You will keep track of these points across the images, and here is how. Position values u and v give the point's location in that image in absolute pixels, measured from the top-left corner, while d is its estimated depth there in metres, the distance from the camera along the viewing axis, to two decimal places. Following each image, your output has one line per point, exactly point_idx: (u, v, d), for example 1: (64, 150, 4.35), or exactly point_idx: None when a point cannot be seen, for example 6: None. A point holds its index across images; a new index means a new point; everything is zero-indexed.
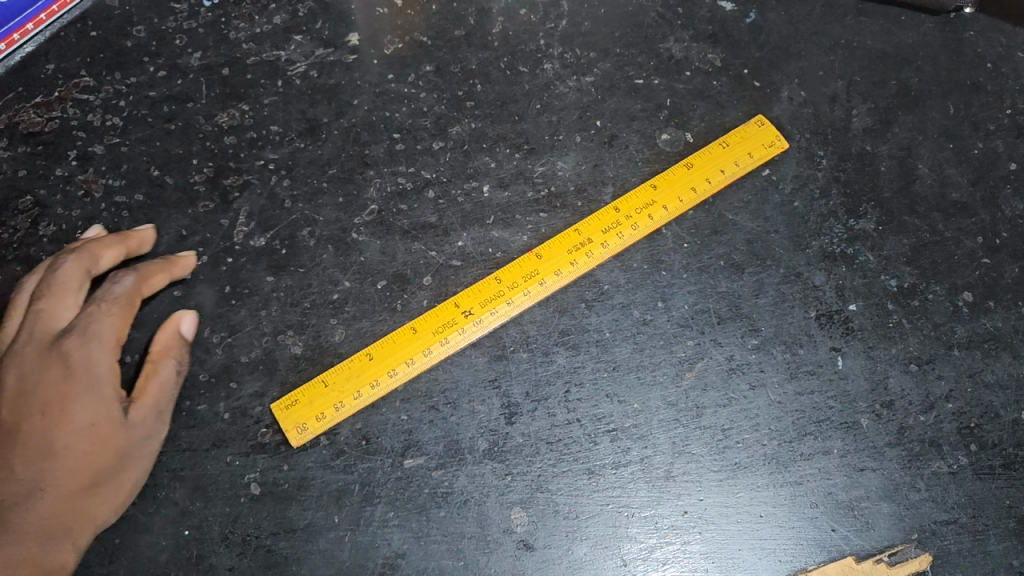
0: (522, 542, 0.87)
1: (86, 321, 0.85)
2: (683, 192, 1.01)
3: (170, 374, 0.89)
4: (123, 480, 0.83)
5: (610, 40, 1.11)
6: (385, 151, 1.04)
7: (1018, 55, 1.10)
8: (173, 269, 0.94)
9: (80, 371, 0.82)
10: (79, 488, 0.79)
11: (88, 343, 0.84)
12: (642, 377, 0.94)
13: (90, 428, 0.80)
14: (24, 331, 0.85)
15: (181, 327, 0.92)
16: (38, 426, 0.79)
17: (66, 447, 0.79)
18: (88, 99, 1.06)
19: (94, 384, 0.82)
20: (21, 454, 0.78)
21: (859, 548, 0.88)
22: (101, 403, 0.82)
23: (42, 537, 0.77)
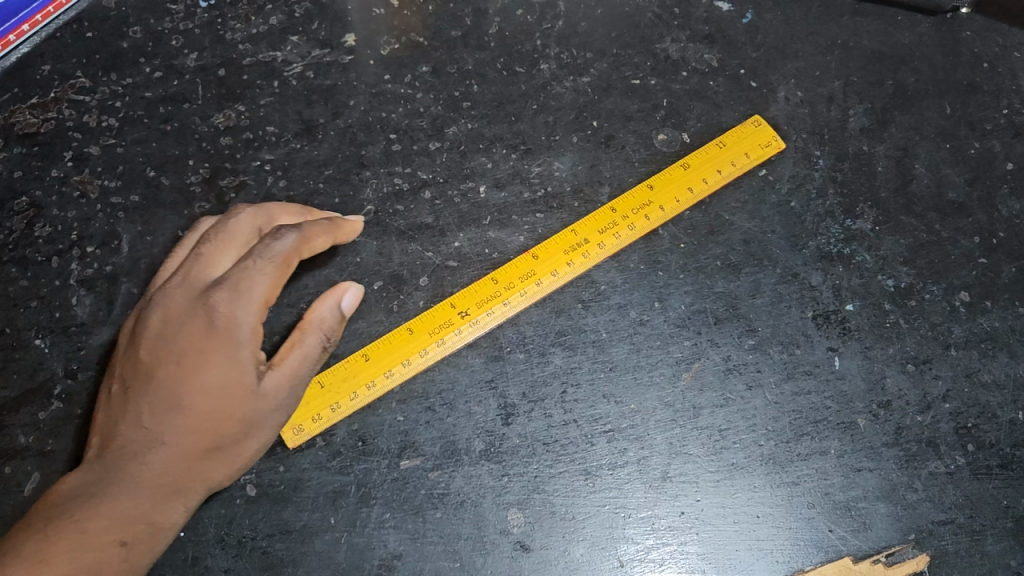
0: (519, 544, 0.87)
1: (240, 274, 0.75)
2: (679, 192, 1.01)
3: (313, 349, 0.79)
4: (240, 449, 0.76)
5: (606, 40, 1.11)
6: (381, 152, 1.03)
7: (1015, 55, 1.10)
8: (336, 235, 0.89)
9: (224, 326, 0.74)
10: (196, 451, 0.73)
11: (233, 300, 0.74)
12: (639, 377, 0.93)
13: (222, 387, 0.73)
14: (181, 269, 0.79)
15: (345, 298, 0.83)
16: (175, 376, 0.72)
17: (199, 403, 0.72)
18: (84, 100, 1.06)
19: (233, 344, 0.74)
20: (152, 402, 0.72)
21: (857, 549, 0.88)
22: (233, 364, 0.73)
23: (149, 496, 0.71)
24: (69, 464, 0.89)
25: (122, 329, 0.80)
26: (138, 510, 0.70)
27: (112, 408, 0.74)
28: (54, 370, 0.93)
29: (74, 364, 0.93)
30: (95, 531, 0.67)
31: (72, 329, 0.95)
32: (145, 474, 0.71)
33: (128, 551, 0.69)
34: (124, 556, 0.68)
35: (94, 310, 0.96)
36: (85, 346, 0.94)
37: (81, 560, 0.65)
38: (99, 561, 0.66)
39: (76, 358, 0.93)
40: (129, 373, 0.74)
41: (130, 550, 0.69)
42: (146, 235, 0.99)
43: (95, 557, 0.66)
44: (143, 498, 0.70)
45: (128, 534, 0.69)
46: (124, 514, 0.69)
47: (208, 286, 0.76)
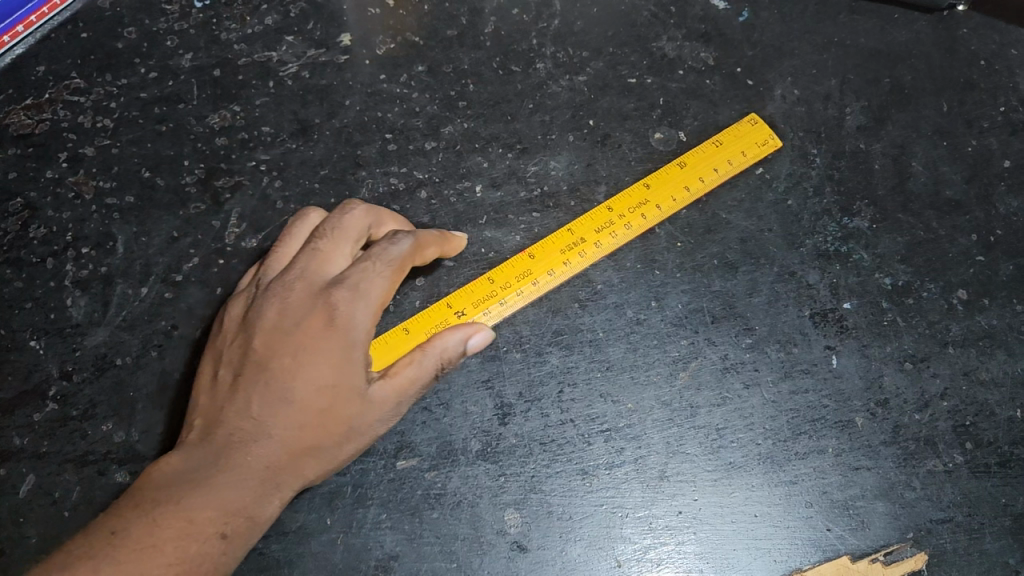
0: (516, 544, 0.87)
1: (358, 275, 0.76)
2: (676, 190, 1.01)
3: (427, 368, 0.78)
4: (340, 451, 0.75)
5: (603, 39, 1.10)
6: (377, 152, 1.03)
7: (1012, 52, 1.09)
8: (442, 246, 0.88)
9: (341, 326, 0.74)
10: (298, 447, 0.72)
11: (352, 300, 0.75)
12: (636, 376, 0.93)
13: (331, 387, 0.73)
14: (297, 262, 0.79)
15: (475, 338, 0.80)
16: (289, 370, 0.72)
17: (308, 400, 0.72)
18: (79, 100, 1.05)
19: (347, 343, 0.74)
20: (264, 394, 0.72)
21: (855, 547, 0.87)
22: (344, 365, 0.73)
23: (255, 489, 0.70)
24: (64, 466, 0.89)
25: (231, 316, 0.80)
26: (244, 502, 0.69)
27: (221, 395, 0.74)
28: (49, 372, 0.93)
29: (68, 366, 0.93)
30: (201, 520, 0.66)
31: (67, 331, 0.95)
32: (250, 467, 0.70)
33: (230, 542, 0.68)
34: (224, 545, 0.67)
35: (89, 312, 0.96)
36: (80, 347, 0.94)
37: (183, 548, 0.64)
38: (201, 552, 0.66)
39: (71, 360, 0.93)
40: (242, 361, 0.74)
41: (231, 541, 0.68)
42: (141, 236, 0.99)
43: (196, 548, 0.65)
44: (250, 490, 0.69)
45: (232, 524, 0.68)
46: (229, 504, 0.68)
47: (327, 283, 0.76)
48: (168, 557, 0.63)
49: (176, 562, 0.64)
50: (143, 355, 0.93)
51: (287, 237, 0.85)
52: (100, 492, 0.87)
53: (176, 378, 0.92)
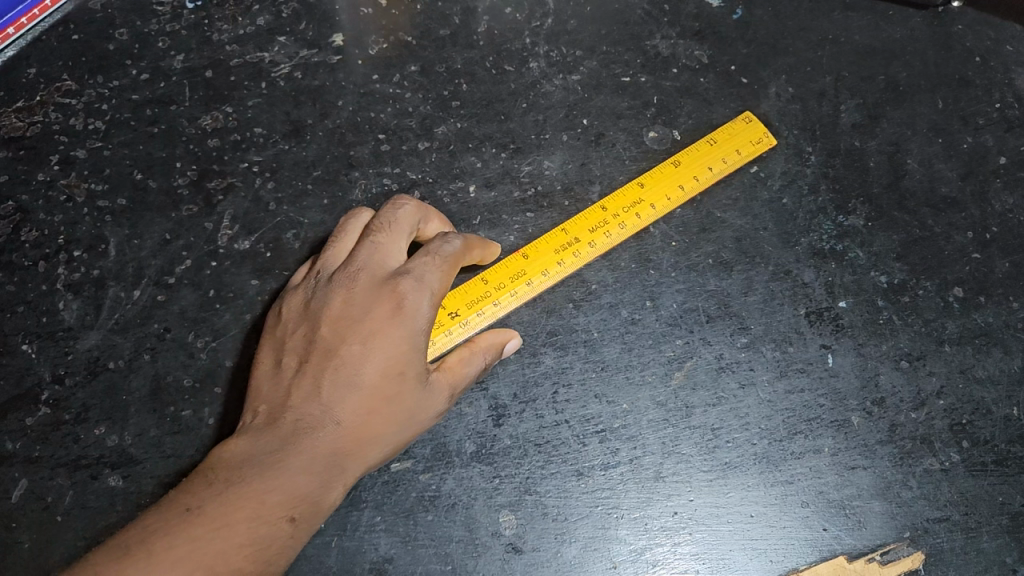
0: (511, 546, 0.86)
1: (422, 268, 0.77)
2: (671, 190, 1.00)
3: (475, 366, 0.82)
4: (400, 440, 0.77)
5: (596, 38, 1.10)
6: (370, 153, 1.03)
7: (1007, 48, 1.09)
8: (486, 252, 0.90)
9: (410, 316, 0.75)
10: (365, 433, 0.73)
11: (417, 291, 0.76)
12: (631, 376, 0.93)
13: (399, 377, 0.74)
14: (358, 251, 0.79)
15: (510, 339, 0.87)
16: (357, 357, 0.73)
17: (376, 388, 0.73)
18: (71, 102, 1.05)
19: (414, 333, 0.75)
20: (333, 380, 0.72)
21: (851, 547, 0.87)
22: (410, 356, 0.75)
23: (323, 473, 0.70)
24: (56, 470, 0.88)
25: (290, 306, 0.80)
26: (313, 486, 0.69)
27: (286, 381, 0.74)
28: (41, 376, 0.92)
29: (60, 369, 0.92)
30: (271, 503, 0.67)
31: (59, 334, 0.94)
32: (318, 452, 0.70)
33: (297, 525, 0.68)
34: (291, 529, 0.68)
35: (82, 315, 0.95)
36: (72, 350, 0.93)
37: (254, 530, 0.65)
38: (269, 535, 0.66)
39: (63, 363, 0.93)
40: (307, 348, 0.75)
41: (298, 525, 0.68)
42: (133, 239, 0.99)
43: (265, 530, 0.66)
44: (319, 474, 0.70)
45: (300, 507, 0.68)
46: (298, 489, 0.68)
47: (390, 275, 0.77)
48: (240, 538, 0.64)
49: (245, 544, 0.65)
50: (135, 358, 0.93)
51: (342, 230, 0.85)
52: (93, 496, 0.87)
53: (169, 381, 0.92)
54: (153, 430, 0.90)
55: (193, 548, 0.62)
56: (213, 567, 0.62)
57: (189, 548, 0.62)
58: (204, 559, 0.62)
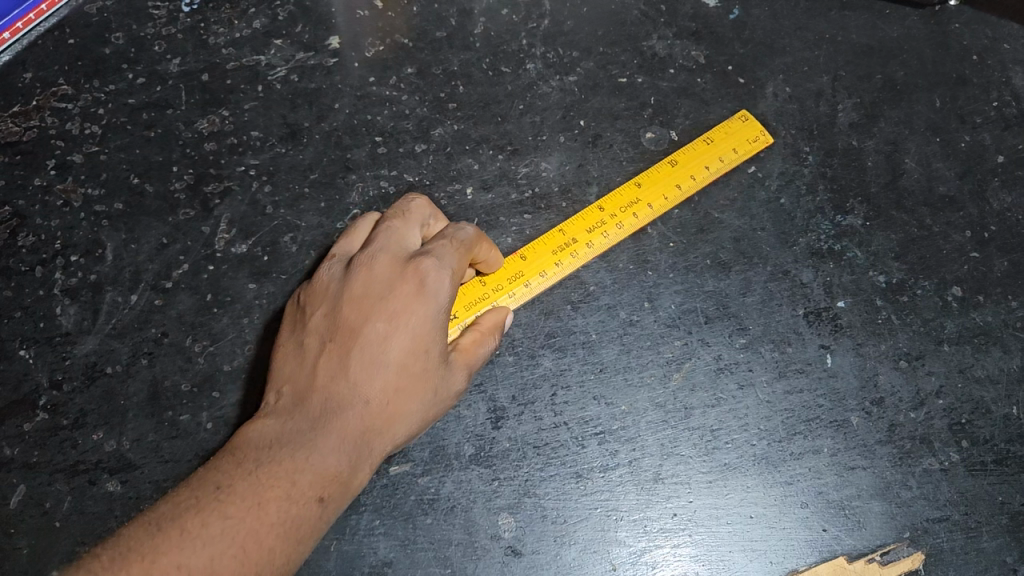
0: (510, 549, 0.86)
1: (441, 251, 0.80)
2: (668, 189, 1.00)
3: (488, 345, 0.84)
4: (423, 421, 0.77)
5: (593, 39, 1.10)
6: (367, 156, 1.02)
7: (1004, 47, 1.09)
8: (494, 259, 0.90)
9: (433, 295, 0.76)
10: (392, 411, 0.74)
11: (439, 272, 0.77)
12: (630, 378, 0.93)
13: (423, 355, 0.75)
14: (375, 237, 0.81)
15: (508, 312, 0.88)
16: (382, 335, 0.74)
17: (401, 366, 0.74)
18: (67, 107, 1.05)
19: (437, 312, 0.76)
20: (360, 359, 0.73)
21: (851, 548, 0.87)
22: (434, 335, 0.76)
23: (351, 453, 0.71)
24: (55, 476, 0.88)
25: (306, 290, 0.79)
26: (342, 466, 0.70)
27: (310, 361, 0.74)
28: (38, 381, 0.92)
29: (58, 375, 0.92)
30: (302, 483, 0.68)
31: (56, 340, 0.94)
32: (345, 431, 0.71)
33: (326, 506, 0.68)
34: (321, 510, 0.68)
35: (79, 319, 0.95)
36: (70, 355, 0.93)
37: (286, 509, 0.66)
38: (301, 514, 0.67)
39: (61, 368, 0.93)
40: (330, 328, 0.75)
41: (327, 506, 0.69)
42: (130, 243, 0.99)
43: (297, 510, 0.66)
44: (348, 454, 0.70)
45: (329, 487, 0.69)
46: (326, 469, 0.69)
47: (410, 257, 0.79)
48: (273, 517, 0.65)
49: (278, 523, 0.65)
50: (133, 363, 0.93)
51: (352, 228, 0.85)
52: (91, 502, 0.87)
53: (167, 385, 0.92)
54: (151, 435, 0.90)
55: (226, 526, 0.63)
56: (247, 545, 0.63)
57: (222, 527, 0.63)
58: (238, 537, 0.63)
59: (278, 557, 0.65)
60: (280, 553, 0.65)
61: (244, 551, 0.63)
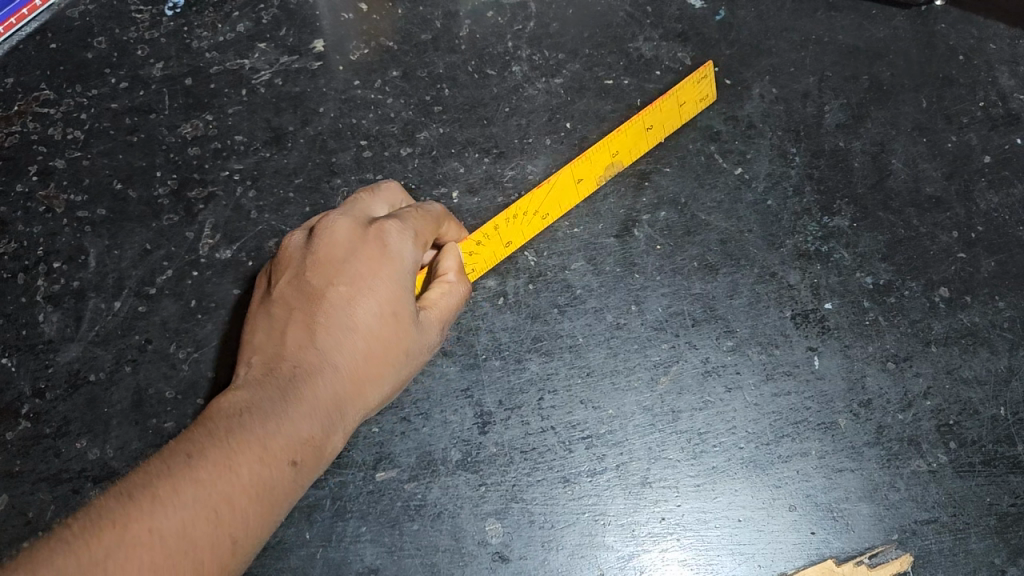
0: (497, 555, 0.86)
1: (406, 216, 0.80)
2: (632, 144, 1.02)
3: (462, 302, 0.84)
4: (397, 378, 0.77)
5: (579, 41, 1.09)
6: (352, 159, 1.02)
7: (990, 47, 1.08)
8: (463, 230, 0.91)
9: (397, 256, 0.76)
10: (362, 374, 0.73)
11: (403, 235, 0.78)
12: (617, 382, 0.92)
13: (391, 314, 0.75)
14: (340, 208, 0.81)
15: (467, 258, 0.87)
16: (347, 298, 0.74)
17: (369, 326, 0.73)
18: (49, 112, 1.04)
19: (402, 272, 0.76)
20: (327, 323, 0.73)
21: (840, 551, 0.86)
22: (401, 293, 0.75)
23: (323, 417, 0.70)
24: (38, 485, 0.87)
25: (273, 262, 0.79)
26: (315, 429, 0.69)
27: (277, 329, 0.73)
28: (21, 390, 0.91)
29: (41, 383, 0.92)
30: (273, 447, 0.66)
31: (39, 347, 0.93)
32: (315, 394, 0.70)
33: (300, 468, 0.67)
34: (294, 472, 0.67)
35: (62, 327, 0.94)
36: (53, 363, 0.93)
37: (258, 473, 0.64)
38: (273, 478, 0.65)
39: (44, 376, 0.92)
40: (296, 294, 0.75)
41: (301, 469, 0.67)
42: (114, 249, 0.98)
43: (269, 475, 0.65)
44: (320, 417, 0.69)
45: (302, 451, 0.67)
46: (299, 433, 0.67)
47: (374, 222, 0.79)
48: (244, 482, 0.63)
49: (249, 488, 0.63)
50: (117, 370, 0.92)
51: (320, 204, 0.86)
52: (74, 512, 0.86)
53: (151, 393, 0.91)
54: (135, 442, 0.89)
55: (195, 492, 0.61)
56: (218, 511, 0.61)
57: (190, 493, 0.60)
58: (208, 504, 0.61)
59: (250, 521, 0.63)
60: (253, 517, 0.63)
61: (215, 516, 0.61)
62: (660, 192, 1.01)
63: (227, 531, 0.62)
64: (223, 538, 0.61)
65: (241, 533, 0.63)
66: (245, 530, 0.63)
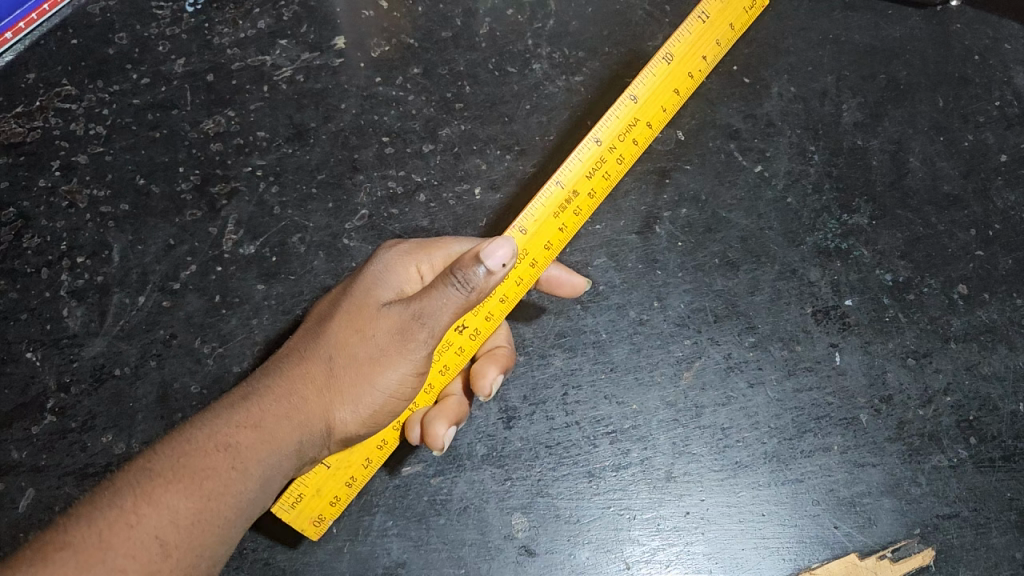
0: (524, 548, 0.89)
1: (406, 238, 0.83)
2: (665, 99, 0.84)
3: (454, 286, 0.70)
4: (368, 374, 0.70)
5: (599, 39, 1.07)
6: (375, 156, 1.02)
7: (1006, 47, 1.04)
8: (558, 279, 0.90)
9: (379, 263, 0.78)
10: (323, 363, 0.69)
11: (394, 249, 0.80)
12: (640, 377, 0.94)
13: (348, 306, 0.72)
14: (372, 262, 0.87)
15: (484, 250, 0.68)
16: (324, 306, 0.75)
17: (332, 318, 0.72)
18: (70, 107, 1.04)
19: (379, 272, 0.77)
20: (303, 330, 0.73)
21: (862, 545, 0.90)
22: (363, 288, 0.74)
23: (272, 404, 0.67)
24: (64, 479, 0.90)
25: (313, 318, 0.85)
26: (263, 415, 0.66)
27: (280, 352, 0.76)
28: (46, 384, 0.94)
29: (66, 378, 0.94)
30: (205, 436, 0.63)
31: (64, 341, 0.95)
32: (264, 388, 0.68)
33: (237, 456, 0.63)
34: (231, 462, 0.62)
35: (86, 321, 0.96)
36: (77, 358, 0.95)
37: (180, 464, 0.61)
38: (202, 468, 0.61)
39: (69, 370, 0.94)
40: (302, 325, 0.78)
41: (239, 458, 0.63)
42: (137, 244, 0.99)
43: (193, 465, 0.61)
44: (268, 405, 0.66)
45: (242, 437, 0.64)
46: (238, 423, 0.65)
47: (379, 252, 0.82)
48: (163, 474, 0.60)
49: (169, 480, 0.59)
50: (142, 365, 0.94)
51: None
52: None
53: (176, 388, 0.93)
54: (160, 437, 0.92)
55: (118, 496, 0.58)
56: (138, 507, 0.58)
57: (111, 498, 0.58)
58: (128, 503, 0.58)
59: (180, 517, 0.59)
60: (184, 511, 0.59)
61: (137, 514, 0.57)
62: (682, 189, 0.99)
63: (151, 528, 0.57)
64: (146, 536, 0.57)
65: (171, 531, 0.58)
66: (174, 526, 0.58)
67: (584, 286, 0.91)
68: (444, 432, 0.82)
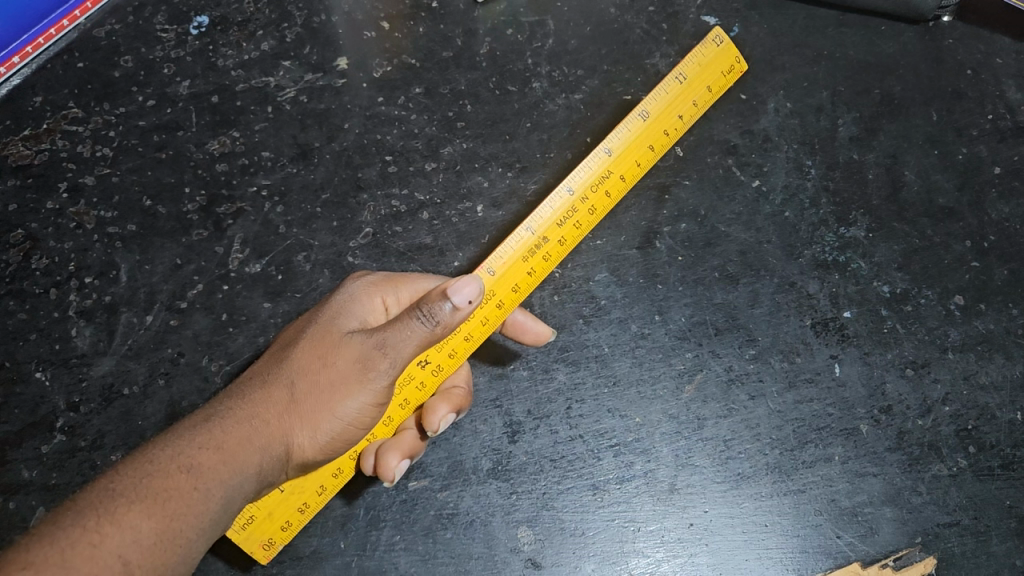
0: (531, 561, 0.91)
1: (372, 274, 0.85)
2: (639, 154, 0.88)
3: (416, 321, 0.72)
4: (330, 401, 0.71)
5: (597, 57, 1.08)
6: (378, 174, 1.04)
7: (997, 61, 1.06)
8: (527, 327, 0.90)
9: (344, 296, 0.80)
10: (284, 389, 0.71)
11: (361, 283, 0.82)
12: (643, 391, 0.95)
13: (311, 334, 0.74)
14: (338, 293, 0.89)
15: (451, 287, 0.72)
16: (288, 336, 0.77)
17: (294, 348, 0.73)
18: (77, 130, 1.05)
19: (343, 306, 0.78)
20: (267, 358, 0.75)
21: (865, 554, 0.91)
22: (326, 317, 0.76)
23: (233, 427, 0.67)
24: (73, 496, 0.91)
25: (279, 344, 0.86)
26: (225, 436, 0.66)
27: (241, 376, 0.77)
28: (55, 403, 0.95)
29: (75, 398, 0.95)
30: (168, 457, 0.63)
31: (73, 361, 0.97)
32: (225, 411, 0.69)
33: (201, 475, 0.63)
34: (194, 483, 0.63)
35: (95, 341, 0.97)
36: (86, 377, 0.96)
37: (143, 483, 0.61)
38: (164, 488, 0.61)
39: (78, 391, 0.95)
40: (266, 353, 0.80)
41: (203, 478, 0.63)
42: (145, 264, 1.01)
43: (156, 485, 0.61)
44: (228, 427, 0.67)
45: (205, 459, 0.64)
46: (200, 445, 0.65)
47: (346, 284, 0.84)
48: (125, 494, 0.60)
49: (132, 500, 0.60)
50: (151, 384, 0.96)
51: None
52: None
53: (185, 405, 0.95)
54: None
55: (80, 515, 0.58)
56: (102, 527, 0.57)
57: (73, 517, 0.57)
58: (91, 523, 0.57)
59: (144, 536, 0.59)
60: (147, 531, 0.59)
61: (100, 534, 0.57)
62: (681, 205, 1.01)
63: (115, 547, 0.57)
64: (109, 555, 0.57)
65: (134, 550, 0.58)
66: (138, 545, 0.58)
67: (549, 336, 0.91)
68: (395, 464, 0.80)
